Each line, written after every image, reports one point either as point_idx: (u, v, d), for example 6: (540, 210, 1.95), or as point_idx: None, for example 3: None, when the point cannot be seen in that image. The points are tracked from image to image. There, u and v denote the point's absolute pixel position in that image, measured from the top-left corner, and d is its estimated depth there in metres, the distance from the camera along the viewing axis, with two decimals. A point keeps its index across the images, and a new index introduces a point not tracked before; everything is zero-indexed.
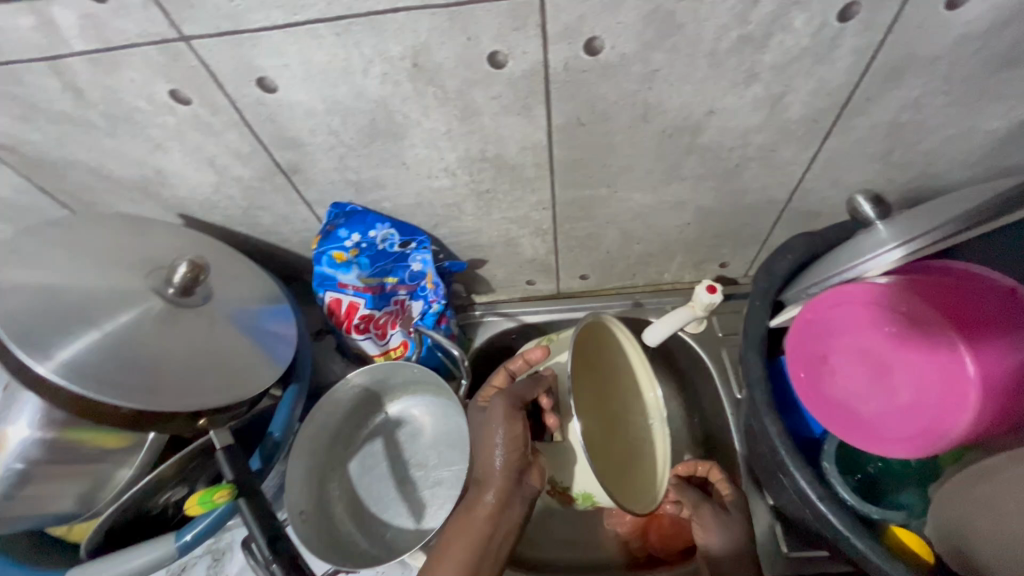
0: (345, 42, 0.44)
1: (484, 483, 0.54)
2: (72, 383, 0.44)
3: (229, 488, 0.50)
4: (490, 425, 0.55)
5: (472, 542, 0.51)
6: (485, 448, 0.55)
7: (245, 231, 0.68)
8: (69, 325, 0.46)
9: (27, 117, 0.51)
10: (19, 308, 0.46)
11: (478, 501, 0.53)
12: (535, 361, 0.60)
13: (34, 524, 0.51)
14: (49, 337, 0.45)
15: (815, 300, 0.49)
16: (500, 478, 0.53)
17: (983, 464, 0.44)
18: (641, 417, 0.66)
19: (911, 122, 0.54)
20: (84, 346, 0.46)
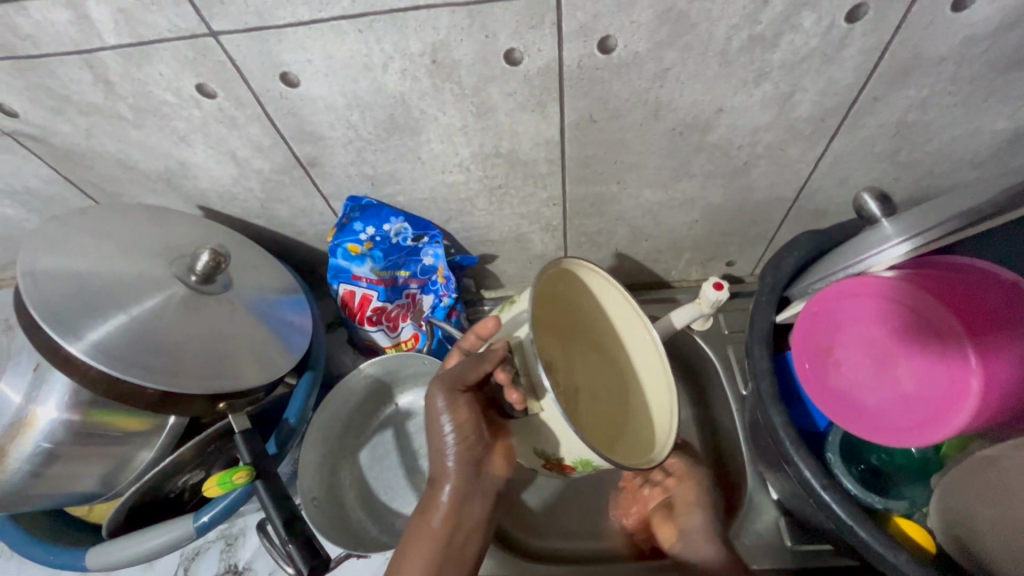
0: (367, 38, 0.46)
1: (440, 482, 0.55)
2: (100, 364, 0.46)
3: (248, 469, 0.52)
4: (435, 417, 0.54)
5: (435, 542, 0.52)
6: (436, 438, 0.55)
7: (263, 224, 0.69)
8: (97, 308, 0.48)
9: (58, 110, 0.53)
10: (50, 291, 0.47)
11: (435, 502, 0.55)
12: (486, 335, 0.54)
13: (59, 501, 0.53)
14: (79, 319, 0.47)
15: (821, 293, 0.51)
16: (452, 475, 0.55)
17: (986, 453, 0.45)
18: (648, 370, 0.60)
19: (917, 122, 0.55)
20: (112, 328, 0.48)
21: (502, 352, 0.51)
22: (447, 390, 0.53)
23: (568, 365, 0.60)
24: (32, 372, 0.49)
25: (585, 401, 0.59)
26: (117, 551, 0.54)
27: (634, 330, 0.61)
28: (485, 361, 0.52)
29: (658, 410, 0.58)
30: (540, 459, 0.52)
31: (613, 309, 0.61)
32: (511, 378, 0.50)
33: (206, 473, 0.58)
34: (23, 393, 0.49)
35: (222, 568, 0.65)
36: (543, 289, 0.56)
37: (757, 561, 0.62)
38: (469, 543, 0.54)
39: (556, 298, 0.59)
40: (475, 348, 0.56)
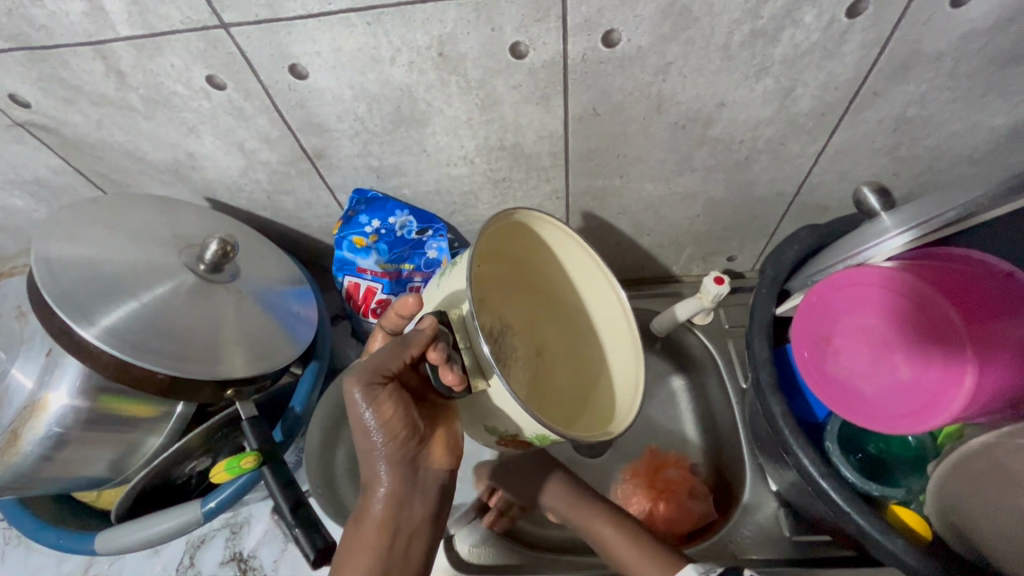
0: (375, 30, 0.46)
1: (371, 487, 0.48)
2: (114, 349, 0.47)
3: (256, 454, 0.53)
4: (353, 413, 0.46)
5: (373, 553, 0.47)
6: (359, 438, 0.47)
7: (268, 216, 0.70)
8: (111, 292, 0.49)
9: (71, 100, 0.54)
10: (65, 276, 0.48)
11: (367, 509, 0.48)
12: (408, 314, 0.50)
13: (68, 485, 0.54)
14: (94, 301, 0.48)
15: (820, 284, 0.51)
16: (381, 477, 0.47)
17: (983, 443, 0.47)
18: (611, 325, 0.60)
19: (917, 117, 0.55)
20: (125, 314, 0.49)
21: (434, 331, 0.45)
22: (367, 378, 0.45)
23: (527, 326, 0.62)
24: (43, 358, 0.49)
25: (546, 369, 0.60)
26: (126, 535, 0.55)
27: (600, 286, 0.60)
28: (409, 347, 0.45)
29: (623, 367, 0.58)
30: (495, 436, 0.51)
31: (573, 267, 0.60)
32: (446, 357, 0.44)
33: (212, 460, 0.59)
34: (35, 378, 0.49)
35: (227, 556, 0.66)
36: (487, 249, 0.56)
37: (757, 551, 0.63)
38: (413, 546, 0.49)
39: (509, 257, 0.59)
40: (400, 327, 0.52)
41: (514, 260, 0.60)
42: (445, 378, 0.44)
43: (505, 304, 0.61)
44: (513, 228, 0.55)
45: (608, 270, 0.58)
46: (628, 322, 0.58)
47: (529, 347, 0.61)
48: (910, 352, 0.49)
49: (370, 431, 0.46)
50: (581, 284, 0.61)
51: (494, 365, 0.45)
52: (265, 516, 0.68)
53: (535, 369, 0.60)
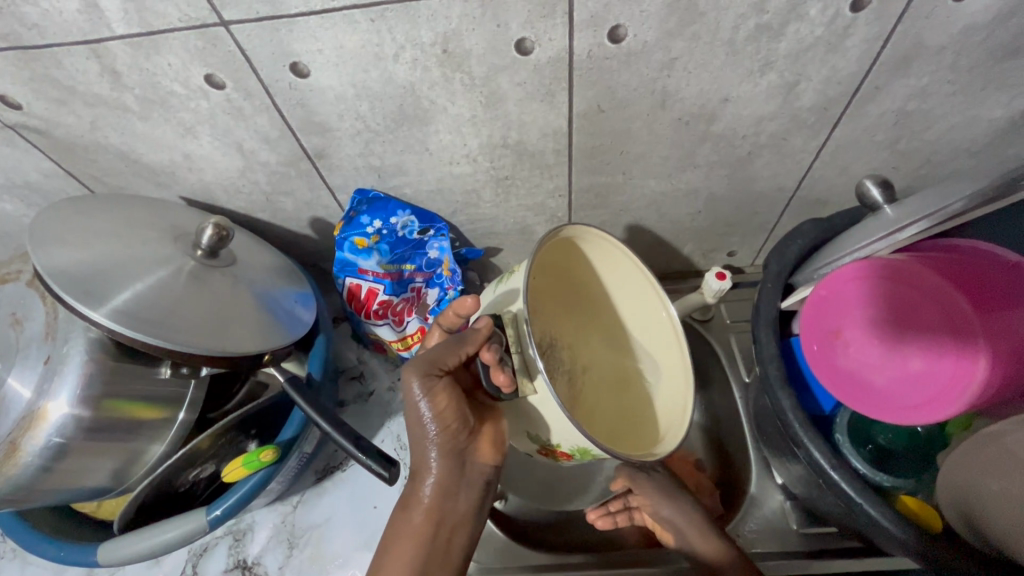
0: (378, 28, 0.46)
1: (422, 475, 0.51)
2: (124, 327, 0.46)
3: (272, 448, 0.57)
4: (410, 403, 0.49)
5: (418, 541, 0.50)
6: (414, 426, 0.50)
7: (266, 218, 0.69)
8: (112, 279, 0.48)
9: (63, 101, 0.53)
10: (65, 268, 0.47)
11: (416, 497, 0.51)
12: (466, 313, 0.52)
13: (69, 496, 0.52)
14: (97, 288, 0.47)
15: (828, 277, 0.52)
16: (431, 466, 0.50)
17: (990, 430, 0.47)
18: (661, 344, 0.59)
19: (917, 111, 0.56)
20: (132, 295, 0.48)
21: (490, 330, 0.47)
22: (424, 372, 0.48)
23: (574, 342, 0.62)
24: (42, 365, 0.48)
25: (591, 382, 0.60)
26: (125, 548, 0.54)
27: (649, 305, 0.60)
28: (466, 344, 0.48)
29: (668, 391, 0.58)
30: (536, 445, 0.52)
31: (624, 286, 0.61)
32: (499, 358, 0.46)
33: (216, 467, 0.59)
34: (33, 387, 0.47)
35: (230, 564, 0.65)
36: (545, 263, 0.57)
37: (765, 544, 0.63)
38: (456, 536, 0.52)
39: (556, 268, 0.59)
40: (454, 326, 0.54)
41: (566, 273, 0.61)
42: (496, 379, 0.46)
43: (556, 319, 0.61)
44: (563, 241, 0.56)
45: (659, 283, 0.58)
46: (677, 338, 0.58)
47: (578, 364, 0.61)
48: (923, 343, 0.49)
49: (425, 421, 0.49)
50: (625, 295, 0.61)
51: (540, 369, 0.45)
52: (268, 521, 0.68)
53: (582, 385, 0.59)
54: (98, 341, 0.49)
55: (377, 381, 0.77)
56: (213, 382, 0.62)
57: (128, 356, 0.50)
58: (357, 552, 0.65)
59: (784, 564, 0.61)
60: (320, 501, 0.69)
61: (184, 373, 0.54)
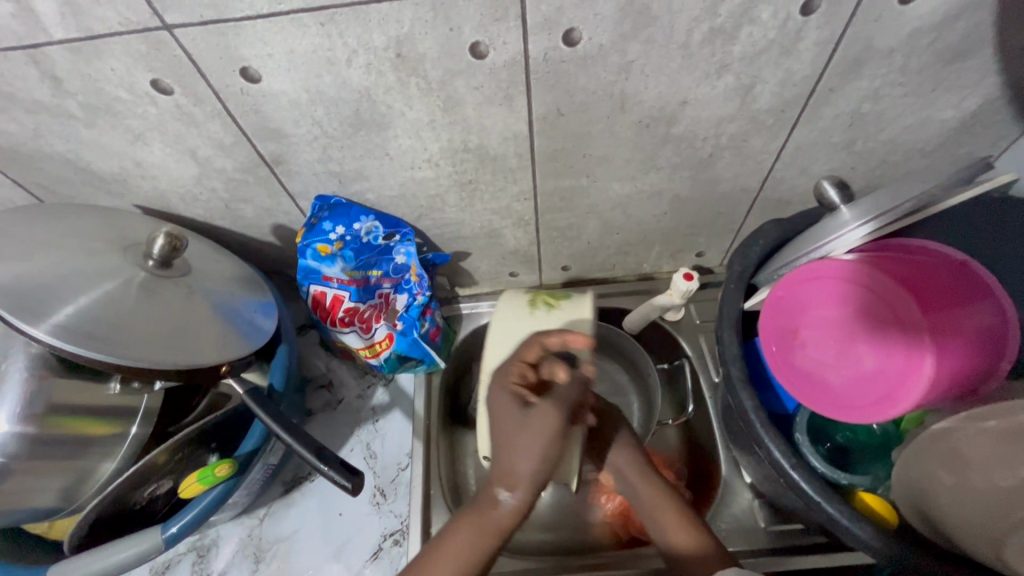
0: (328, 31, 0.45)
1: (515, 490, 0.48)
2: (66, 343, 0.44)
3: (229, 462, 0.55)
4: (536, 432, 0.47)
5: (485, 549, 0.48)
6: (518, 451, 0.47)
7: (226, 226, 0.68)
8: (55, 291, 0.47)
9: (2, 108, 0.51)
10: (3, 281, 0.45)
11: (502, 507, 0.48)
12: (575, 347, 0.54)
13: (13, 520, 0.50)
14: (37, 301, 0.45)
15: (787, 277, 0.52)
16: (529, 485, 0.48)
17: (932, 431, 0.49)
18: None
19: (871, 113, 0.57)
20: (76, 309, 0.46)
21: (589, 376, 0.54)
22: (562, 400, 0.49)
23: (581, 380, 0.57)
24: None
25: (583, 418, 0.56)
26: (76, 571, 0.53)
27: None
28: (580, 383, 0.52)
29: None
30: None
31: None
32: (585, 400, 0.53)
33: (174, 482, 0.57)
34: None
35: None
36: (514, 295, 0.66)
37: (734, 543, 0.63)
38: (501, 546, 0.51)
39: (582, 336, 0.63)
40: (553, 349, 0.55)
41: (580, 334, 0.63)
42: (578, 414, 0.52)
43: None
44: None
45: None
46: None
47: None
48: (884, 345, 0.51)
49: (533, 450, 0.47)
50: None
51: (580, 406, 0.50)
52: (233, 536, 0.66)
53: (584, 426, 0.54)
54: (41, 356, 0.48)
55: (346, 389, 0.76)
56: (170, 396, 0.60)
57: (81, 374, 0.51)
58: (325, 565, 0.64)
59: (758, 561, 0.61)
60: (287, 513, 0.67)
61: (135, 388, 0.53)
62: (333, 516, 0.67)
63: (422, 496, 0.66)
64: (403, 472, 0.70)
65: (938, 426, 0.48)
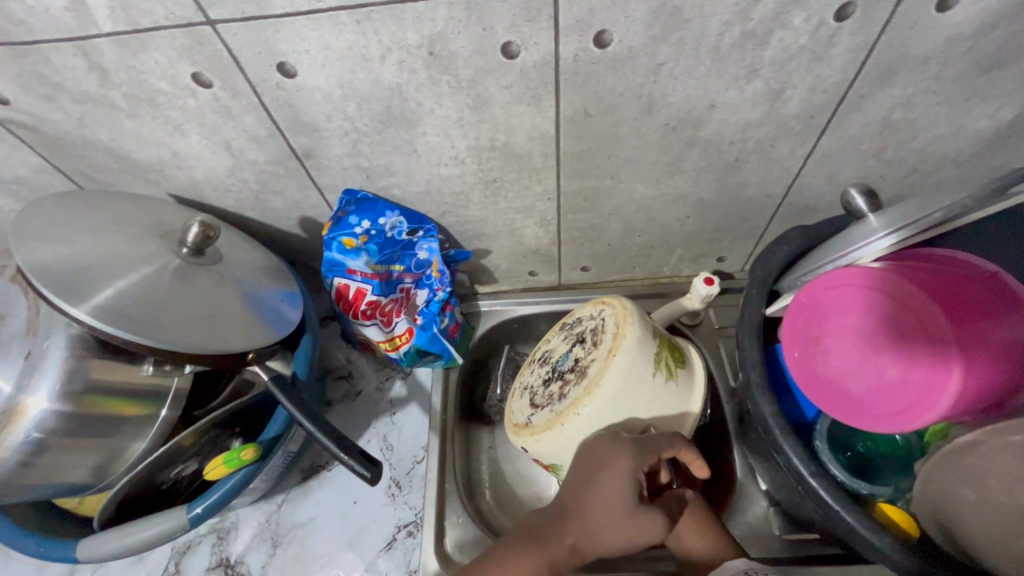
0: (365, 29, 0.46)
1: (582, 551, 0.51)
2: (105, 324, 0.46)
3: (254, 446, 0.57)
4: (636, 532, 0.50)
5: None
6: (614, 530, 0.50)
7: (255, 217, 0.69)
8: (96, 275, 0.48)
9: (51, 97, 0.53)
10: (48, 263, 0.47)
11: (563, 560, 0.52)
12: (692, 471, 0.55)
13: (49, 492, 0.53)
14: (79, 284, 0.47)
15: (810, 284, 0.52)
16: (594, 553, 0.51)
17: (947, 450, 0.49)
18: None
19: (903, 120, 0.56)
20: (115, 293, 0.48)
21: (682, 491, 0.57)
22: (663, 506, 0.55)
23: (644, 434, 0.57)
24: (23, 360, 0.49)
25: None
26: (108, 543, 0.55)
27: None
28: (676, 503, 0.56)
29: None
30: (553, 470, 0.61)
31: None
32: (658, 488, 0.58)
33: (199, 464, 0.59)
34: (13, 382, 0.48)
35: (214, 562, 0.66)
36: (644, 339, 0.55)
37: (749, 549, 0.63)
38: None
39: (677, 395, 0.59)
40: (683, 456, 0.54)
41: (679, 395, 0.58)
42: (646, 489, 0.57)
43: (587, 369, 0.57)
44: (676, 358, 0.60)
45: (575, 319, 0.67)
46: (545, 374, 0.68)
47: (553, 386, 0.60)
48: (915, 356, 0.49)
49: (625, 538, 0.50)
50: None
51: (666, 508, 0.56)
52: (252, 520, 0.68)
53: None
54: (80, 337, 0.50)
55: (365, 381, 0.78)
56: (198, 380, 0.62)
57: (108, 353, 0.51)
58: (341, 553, 0.65)
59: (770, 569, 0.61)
60: (305, 500, 0.69)
61: (168, 371, 0.53)
62: (350, 505, 0.68)
63: (438, 489, 0.67)
64: (419, 464, 0.71)
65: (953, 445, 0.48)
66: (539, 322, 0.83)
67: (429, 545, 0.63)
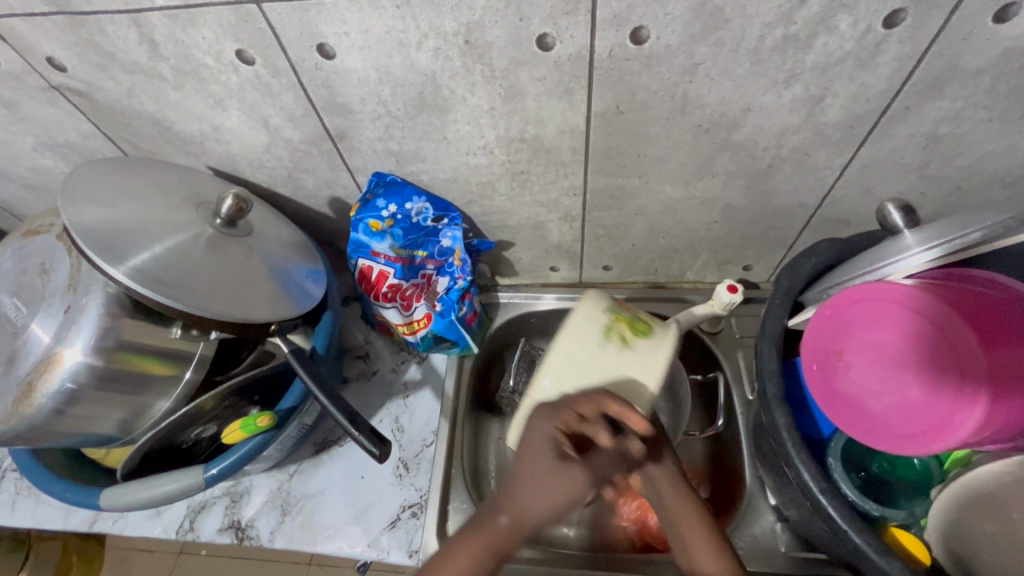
0: (404, 14, 0.47)
1: (518, 526, 0.48)
2: (140, 286, 0.48)
3: (270, 414, 0.59)
4: (555, 489, 0.47)
5: (473, 562, 0.47)
6: (533, 489, 0.47)
7: (288, 194, 0.71)
8: (134, 238, 0.51)
9: (103, 67, 0.55)
10: (89, 224, 0.50)
11: (506, 546, 0.48)
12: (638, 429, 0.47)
13: (80, 440, 0.56)
14: (118, 245, 0.49)
15: (836, 297, 0.50)
16: (534, 528, 0.48)
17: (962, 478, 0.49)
18: None
19: (949, 135, 0.54)
20: (151, 256, 0.50)
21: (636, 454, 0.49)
22: (585, 464, 0.47)
23: None
24: (62, 314, 0.51)
25: None
26: (130, 494, 0.58)
27: None
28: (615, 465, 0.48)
29: None
30: None
31: None
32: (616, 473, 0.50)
33: (218, 428, 0.62)
34: (52, 333, 0.51)
35: (225, 523, 0.68)
36: (587, 312, 0.55)
37: (751, 563, 0.62)
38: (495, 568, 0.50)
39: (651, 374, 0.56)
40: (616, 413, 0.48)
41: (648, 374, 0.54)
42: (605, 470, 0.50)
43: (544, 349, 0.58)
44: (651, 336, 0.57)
45: None
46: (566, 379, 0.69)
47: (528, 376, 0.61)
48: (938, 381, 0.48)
49: (543, 495, 0.47)
50: None
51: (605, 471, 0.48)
52: (264, 487, 0.70)
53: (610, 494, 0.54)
54: (115, 296, 0.52)
55: (381, 362, 0.79)
56: (222, 348, 0.65)
57: (142, 314, 0.53)
58: (346, 526, 0.67)
59: None
60: (316, 473, 0.71)
61: (194, 335, 0.56)
62: (358, 482, 0.70)
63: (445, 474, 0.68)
64: (427, 448, 0.72)
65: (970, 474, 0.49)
66: (557, 318, 0.83)
67: (431, 526, 0.64)
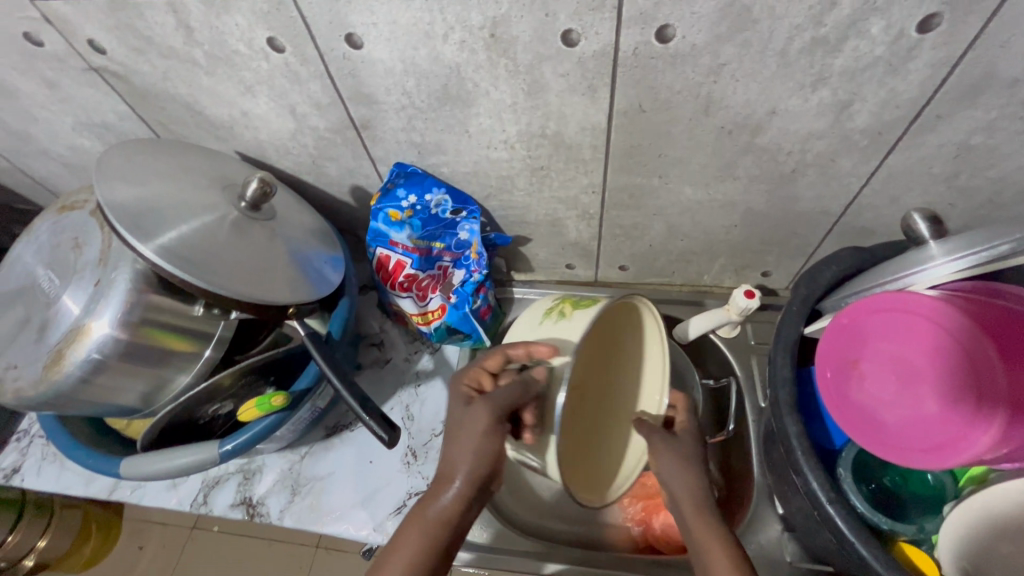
0: (431, 7, 0.47)
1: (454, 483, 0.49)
2: (167, 264, 0.50)
3: (285, 395, 0.61)
4: (465, 428, 0.50)
5: (418, 528, 0.48)
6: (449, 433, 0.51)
7: (311, 181, 0.73)
8: (163, 217, 0.52)
9: (141, 50, 0.57)
10: (121, 202, 0.51)
11: (454, 510, 0.49)
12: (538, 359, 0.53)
13: (104, 410, 0.58)
14: (147, 223, 0.51)
15: (853, 306, 0.50)
16: (470, 483, 0.49)
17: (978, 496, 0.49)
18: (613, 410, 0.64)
19: (982, 145, 0.53)
20: (178, 235, 0.52)
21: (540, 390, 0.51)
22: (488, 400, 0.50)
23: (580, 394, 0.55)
24: (92, 287, 0.53)
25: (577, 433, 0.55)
26: (148, 465, 0.60)
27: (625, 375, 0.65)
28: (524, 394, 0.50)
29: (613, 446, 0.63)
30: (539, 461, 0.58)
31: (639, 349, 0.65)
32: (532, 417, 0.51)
33: (234, 406, 0.63)
34: (82, 305, 0.53)
35: (237, 499, 0.70)
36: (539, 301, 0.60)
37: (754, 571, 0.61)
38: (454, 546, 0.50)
39: None
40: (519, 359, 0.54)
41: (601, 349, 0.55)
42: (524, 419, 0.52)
43: None
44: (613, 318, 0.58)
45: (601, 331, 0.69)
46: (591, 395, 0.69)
47: None
48: (956, 396, 0.47)
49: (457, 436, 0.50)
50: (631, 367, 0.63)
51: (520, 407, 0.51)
52: (276, 466, 0.72)
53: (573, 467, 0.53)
54: (142, 272, 0.54)
55: (395, 350, 0.80)
56: (242, 328, 0.66)
57: (167, 291, 0.55)
58: (353, 509, 0.68)
59: None
60: (326, 455, 0.72)
61: (216, 314, 0.58)
62: (366, 466, 0.71)
63: None
64: (436, 438, 0.73)
65: (985, 493, 0.48)
66: None
67: None
